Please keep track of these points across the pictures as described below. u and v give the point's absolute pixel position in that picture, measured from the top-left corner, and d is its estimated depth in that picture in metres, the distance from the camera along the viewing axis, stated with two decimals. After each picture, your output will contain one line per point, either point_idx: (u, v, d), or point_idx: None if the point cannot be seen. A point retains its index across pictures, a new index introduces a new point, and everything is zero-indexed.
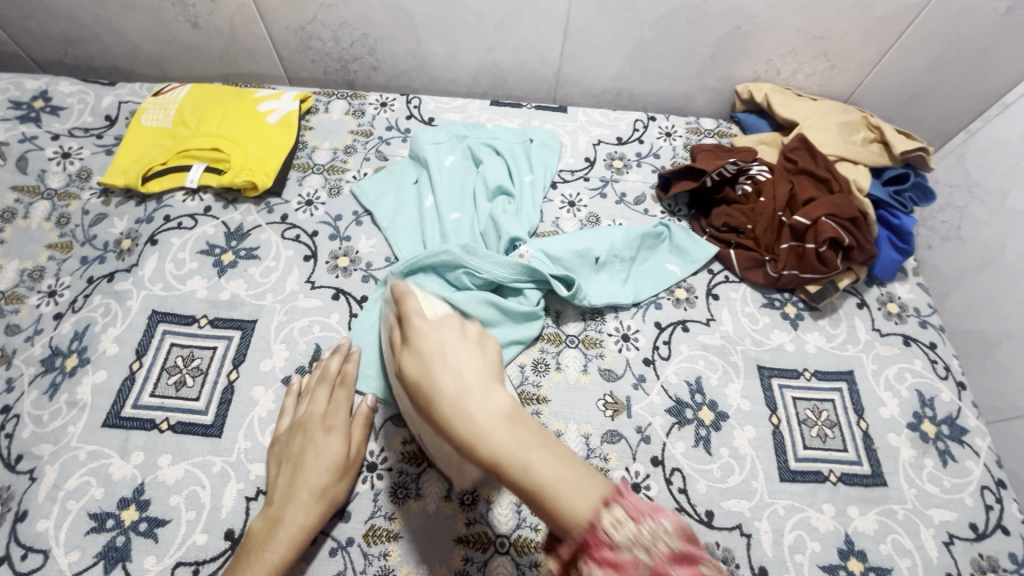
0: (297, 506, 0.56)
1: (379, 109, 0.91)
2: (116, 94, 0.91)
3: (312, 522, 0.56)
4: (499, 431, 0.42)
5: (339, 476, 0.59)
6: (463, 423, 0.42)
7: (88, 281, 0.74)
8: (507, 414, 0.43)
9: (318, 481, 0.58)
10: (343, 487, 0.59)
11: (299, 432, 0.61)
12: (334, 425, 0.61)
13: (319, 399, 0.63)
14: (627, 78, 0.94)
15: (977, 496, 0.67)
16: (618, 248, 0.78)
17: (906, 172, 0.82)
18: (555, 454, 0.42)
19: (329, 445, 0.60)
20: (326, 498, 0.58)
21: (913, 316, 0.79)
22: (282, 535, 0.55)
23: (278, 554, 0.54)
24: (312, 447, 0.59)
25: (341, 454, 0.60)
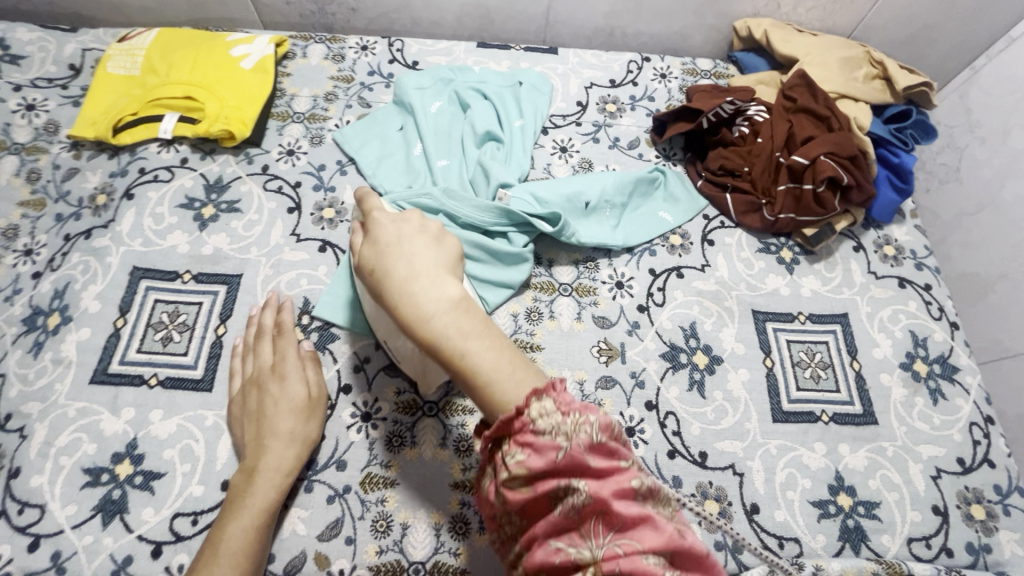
0: (269, 454, 0.56)
1: (359, 52, 0.87)
2: (78, 42, 0.85)
3: (289, 464, 0.57)
4: (450, 311, 0.40)
5: (306, 416, 0.59)
6: (424, 318, 0.40)
7: (65, 238, 0.71)
8: (454, 301, 0.41)
9: (285, 426, 0.58)
10: (312, 426, 0.60)
11: (253, 388, 0.60)
12: (285, 371, 0.61)
13: (265, 352, 0.62)
14: (620, 16, 0.89)
15: (966, 432, 0.68)
16: (610, 193, 0.76)
17: (908, 110, 0.79)
18: (498, 347, 0.41)
19: (286, 390, 0.60)
20: (297, 439, 0.58)
21: (909, 258, 0.79)
22: (260, 483, 0.55)
23: (263, 500, 0.54)
24: (269, 397, 0.59)
25: (301, 395, 0.60)
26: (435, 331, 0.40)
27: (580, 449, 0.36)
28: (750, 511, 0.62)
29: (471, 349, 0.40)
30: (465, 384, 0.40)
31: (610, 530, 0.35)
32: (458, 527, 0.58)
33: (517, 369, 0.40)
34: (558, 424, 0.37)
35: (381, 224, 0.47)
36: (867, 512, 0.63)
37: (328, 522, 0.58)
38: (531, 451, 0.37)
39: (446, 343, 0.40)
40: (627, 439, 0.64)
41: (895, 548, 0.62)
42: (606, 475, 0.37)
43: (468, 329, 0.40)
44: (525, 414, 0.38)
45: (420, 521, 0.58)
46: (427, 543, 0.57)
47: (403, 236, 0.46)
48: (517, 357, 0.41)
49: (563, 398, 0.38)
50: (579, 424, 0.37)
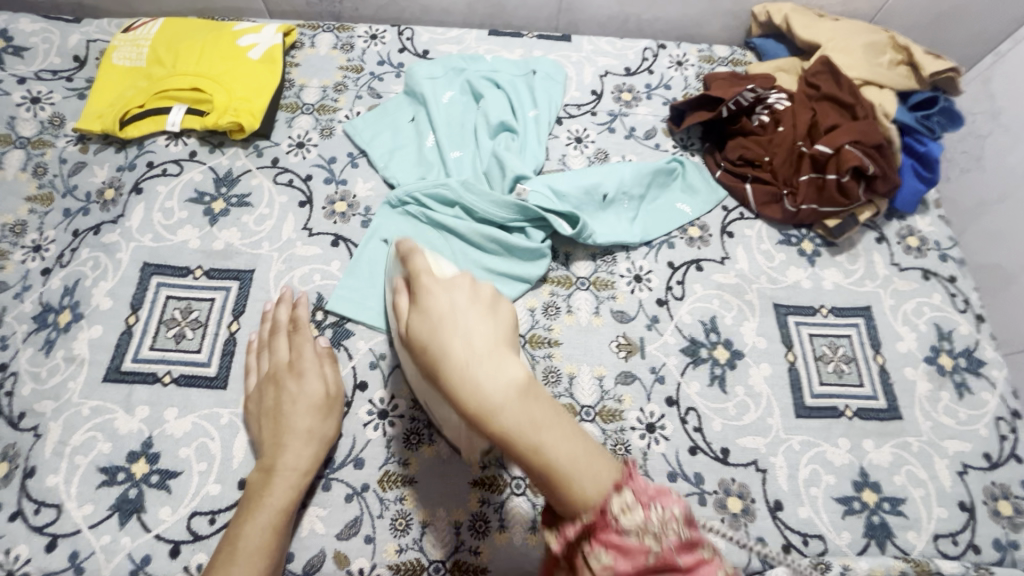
0: (287, 452, 0.56)
1: (369, 41, 0.85)
2: (82, 32, 0.84)
3: (307, 463, 0.56)
4: (521, 408, 0.35)
5: (323, 414, 0.58)
6: (498, 413, 0.34)
7: (74, 234, 0.70)
8: (520, 388, 0.35)
9: (303, 424, 0.57)
10: (330, 424, 0.59)
11: (270, 385, 0.59)
12: (303, 368, 0.60)
13: (281, 348, 0.61)
14: (636, 2, 0.87)
15: (992, 427, 0.67)
16: (628, 185, 0.74)
17: (935, 96, 0.77)
18: (571, 436, 0.36)
19: (304, 388, 0.59)
20: (315, 438, 0.57)
21: (933, 249, 0.77)
22: (278, 482, 0.54)
23: (280, 499, 0.54)
24: (287, 394, 0.58)
25: (318, 393, 0.59)
26: (508, 429, 0.34)
27: (671, 549, 0.34)
28: (773, 508, 0.61)
29: (546, 442, 0.35)
30: (539, 480, 0.36)
31: (619, 496, 0.36)
32: (478, 525, 0.57)
33: (592, 460, 0.36)
34: (643, 523, 0.35)
35: (430, 292, 0.40)
36: (892, 508, 0.62)
37: (347, 521, 0.57)
38: (616, 553, 0.34)
39: (518, 441, 0.34)
40: (647, 435, 0.63)
41: (921, 545, 0.61)
42: (695, 571, 0.34)
43: (540, 419, 0.35)
44: (608, 513, 0.35)
45: (440, 520, 0.57)
46: (447, 542, 0.57)
47: (458, 307, 0.38)
48: (591, 446, 0.37)
49: (642, 491, 0.36)
50: (666, 521, 0.36)
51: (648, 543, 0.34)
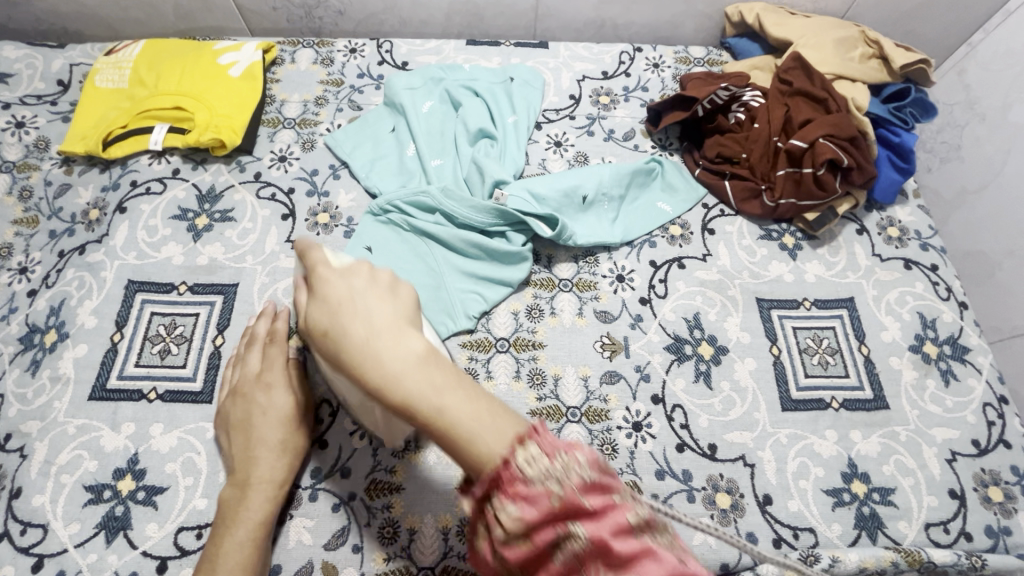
0: (262, 466, 0.56)
1: (348, 55, 0.86)
2: (66, 57, 0.85)
3: (282, 474, 0.56)
4: (417, 371, 0.37)
5: (296, 425, 0.58)
6: (396, 380, 0.36)
7: (59, 254, 0.71)
8: (420, 355, 0.38)
9: (276, 437, 0.57)
10: (304, 435, 0.59)
11: (239, 398, 0.59)
12: (272, 380, 0.59)
13: (251, 361, 0.61)
14: (610, 7, 0.88)
15: (980, 413, 0.67)
16: (607, 187, 0.75)
17: (907, 88, 0.78)
18: (474, 396, 0.37)
19: (273, 400, 0.58)
20: (288, 450, 0.57)
21: (914, 239, 0.77)
22: (253, 495, 0.54)
23: (257, 514, 0.54)
24: (257, 407, 0.58)
25: (288, 404, 0.58)
26: (406, 394, 0.36)
27: (574, 491, 0.33)
28: (763, 502, 0.61)
29: (447, 403, 0.36)
30: (446, 446, 0.36)
31: (523, 450, 0.34)
32: (467, 530, 0.57)
33: (498, 417, 0.36)
34: (547, 471, 0.33)
35: (327, 280, 0.44)
36: (882, 498, 0.62)
37: (334, 530, 0.57)
38: (523, 504, 0.33)
39: (418, 403, 0.36)
40: (634, 434, 0.63)
41: (912, 534, 0.60)
42: (605, 515, 0.33)
43: (441, 382, 0.37)
44: (512, 464, 0.33)
45: (428, 526, 0.57)
46: (435, 547, 0.57)
47: (355, 290, 0.42)
48: (495, 406, 0.37)
49: (547, 443, 0.34)
50: (570, 468, 0.33)
51: (551, 489, 0.32)
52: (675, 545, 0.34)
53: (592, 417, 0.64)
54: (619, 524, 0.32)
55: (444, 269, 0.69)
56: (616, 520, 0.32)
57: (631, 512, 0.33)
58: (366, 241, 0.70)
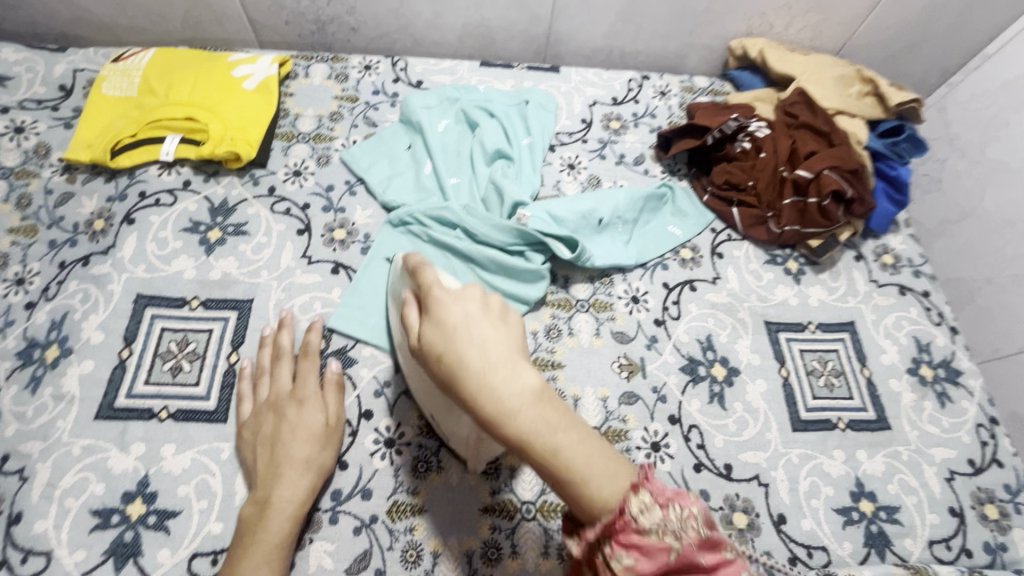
0: (286, 483, 0.54)
1: (363, 72, 0.86)
2: (69, 62, 0.83)
3: (303, 494, 0.54)
4: (530, 410, 0.38)
5: (323, 443, 0.57)
6: (512, 417, 0.38)
7: (61, 266, 0.68)
8: (535, 392, 0.39)
9: (301, 453, 0.55)
10: (328, 454, 0.57)
11: (268, 412, 0.58)
12: (304, 396, 0.59)
13: (283, 376, 0.61)
14: (620, 36, 0.91)
15: (973, 433, 0.70)
16: (621, 210, 0.77)
17: (902, 125, 0.82)
18: (585, 439, 0.40)
19: (303, 416, 0.58)
20: (312, 468, 0.56)
21: (907, 266, 0.82)
22: (274, 515, 0.53)
23: (276, 534, 0.52)
24: (286, 423, 0.57)
25: (318, 422, 0.58)
26: (522, 432, 0.38)
27: (692, 548, 0.36)
28: (778, 521, 0.62)
29: (561, 442, 0.38)
30: (558, 484, 0.39)
31: (638, 498, 0.38)
32: (490, 552, 0.57)
33: (609, 461, 0.39)
34: (662, 522, 0.37)
35: (441, 301, 0.43)
36: (888, 517, 0.64)
37: (356, 554, 0.56)
38: (638, 553, 0.36)
39: (535, 441, 0.38)
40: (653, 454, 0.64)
41: (917, 552, 0.63)
42: (717, 571, 0.36)
43: (555, 421, 0.39)
44: (627, 514, 0.37)
45: (451, 549, 0.57)
46: (459, 571, 0.56)
47: (471, 317, 0.42)
48: (606, 449, 0.40)
49: (659, 494, 0.38)
50: (685, 520, 0.37)
51: (669, 542, 0.36)
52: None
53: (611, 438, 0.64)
54: None
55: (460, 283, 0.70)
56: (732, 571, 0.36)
57: (739, 565, 0.37)
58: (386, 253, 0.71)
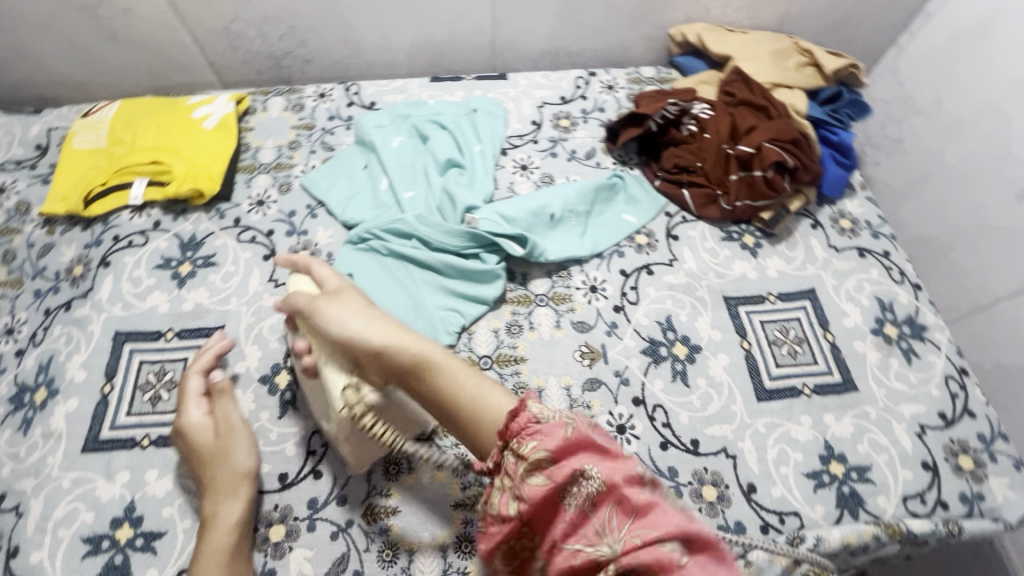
0: (222, 497, 0.57)
1: (318, 100, 0.90)
2: (43, 122, 0.88)
3: (237, 499, 0.57)
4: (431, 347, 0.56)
5: (228, 451, 0.60)
6: (421, 353, 0.55)
7: (46, 312, 0.72)
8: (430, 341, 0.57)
9: (211, 471, 0.58)
10: (249, 458, 0.61)
11: (179, 447, 0.62)
12: (191, 419, 0.62)
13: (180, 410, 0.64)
14: (563, 36, 0.94)
15: (943, 386, 0.70)
16: (573, 203, 0.79)
17: (840, 90, 0.85)
18: (474, 376, 0.53)
19: (196, 439, 0.60)
20: (234, 475, 0.59)
21: (865, 229, 0.82)
22: (212, 525, 0.56)
23: (222, 542, 0.54)
24: (189, 451, 0.60)
25: (210, 438, 0.60)
26: (429, 363, 0.54)
27: (585, 433, 0.44)
28: (748, 491, 0.63)
29: (458, 374, 0.53)
30: (464, 409, 0.51)
31: (537, 405, 0.46)
32: (464, 546, 0.59)
33: (492, 391, 0.52)
34: (560, 417, 0.45)
35: (338, 301, 0.60)
36: (860, 477, 0.64)
37: (334, 558, 0.58)
38: (541, 438, 0.43)
39: (440, 371, 0.54)
40: (618, 437, 0.65)
41: (892, 509, 0.63)
42: (615, 462, 0.42)
43: (450, 356, 0.56)
44: (526, 416, 0.45)
45: (426, 544, 0.59)
46: (435, 565, 0.58)
47: (362, 304, 0.60)
48: (486, 380, 0.54)
49: (557, 406, 0.46)
50: (579, 424, 0.45)
51: (565, 424, 0.44)
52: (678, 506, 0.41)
53: None
54: (629, 473, 0.41)
55: (422, 291, 0.72)
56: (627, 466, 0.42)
57: (637, 465, 0.42)
58: (347, 268, 0.73)
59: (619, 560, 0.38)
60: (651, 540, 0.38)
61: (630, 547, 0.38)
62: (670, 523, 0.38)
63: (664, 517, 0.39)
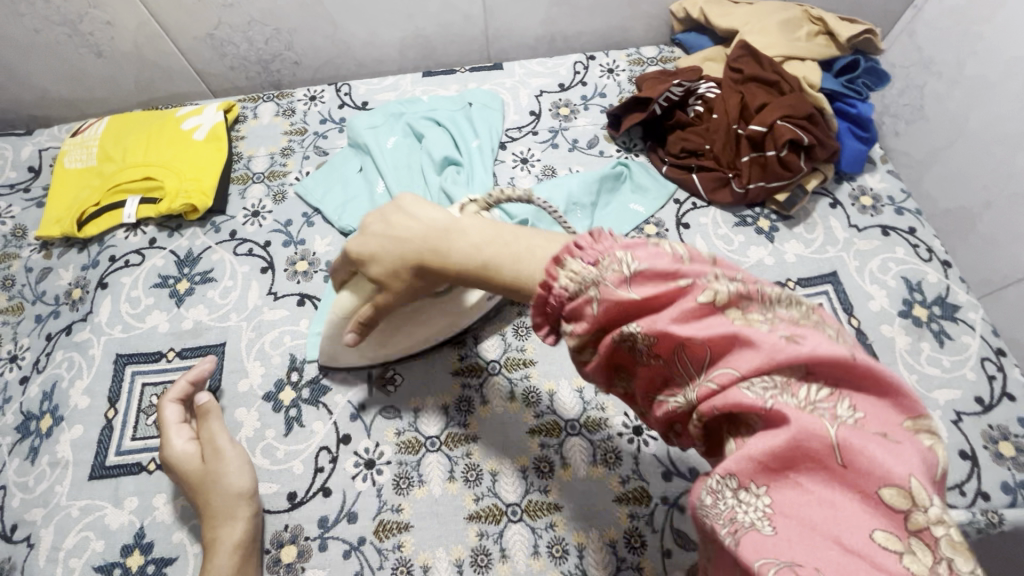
0: (221, 521, 0.56)
1: (309, 104, 0.87)
2: (35, 143, 0.87)
3: (235, 521, 0.56)
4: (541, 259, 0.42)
5: (217, 475, 0.58)
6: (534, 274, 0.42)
7: (47, 338, 0.71)
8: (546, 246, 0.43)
9: (206, 498, 0.57)
10: (244, 478, 0.58)
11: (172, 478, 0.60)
12: (176, 447, 0.59)
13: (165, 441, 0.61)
14: (558, 20, 0.90)
15: (979, 369, 0.66)
16: (577, 195, 0.76)
17: (857, 59, 0.79)
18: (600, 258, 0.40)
19: (183, 467, 0.58)
20: (229, 498, 0.57)
21: (888, 205, 0.78)
22: (215, 552, 0.54)
23: (226, 565, 0.53)
24: (180, 480, 0.58)
25: (199, 465, 0.58)
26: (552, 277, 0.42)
27: (614, 289, 0.35)
28: None
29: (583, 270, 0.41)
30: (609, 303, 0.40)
31: (564, 272, 0.38)
32: (480, 559, 0.57)
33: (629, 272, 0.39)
34: (584, 279, 0.37)
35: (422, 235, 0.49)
36: None
37: None
38: (578, 322, 0.38)
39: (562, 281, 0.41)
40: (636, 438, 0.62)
41: None
42: (661, 304, 0.34)
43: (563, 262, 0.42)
44: (556, 287, 0.38)
45: (440, 560, 0.57)
46: None
47: (451, 228, 0.48)
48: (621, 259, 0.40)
49: (589, 253, 0.37)
50: (610, 267, 0.36)
51: (590, 296, 0.36)
52: (773, 321, 0.32)
53: (591, 427, 0.63)
54: (682, 308, 0.33)
55: None
56: (681, 307, 0.33)
57: (698, 289, 0.33)
58: None
59: (700, 410, 0.33)
60: (731, 384, 0.32)
61: (708, 395, 0.33)
62: (752, 358, 0.31)
63: (749, 353, 0.31)
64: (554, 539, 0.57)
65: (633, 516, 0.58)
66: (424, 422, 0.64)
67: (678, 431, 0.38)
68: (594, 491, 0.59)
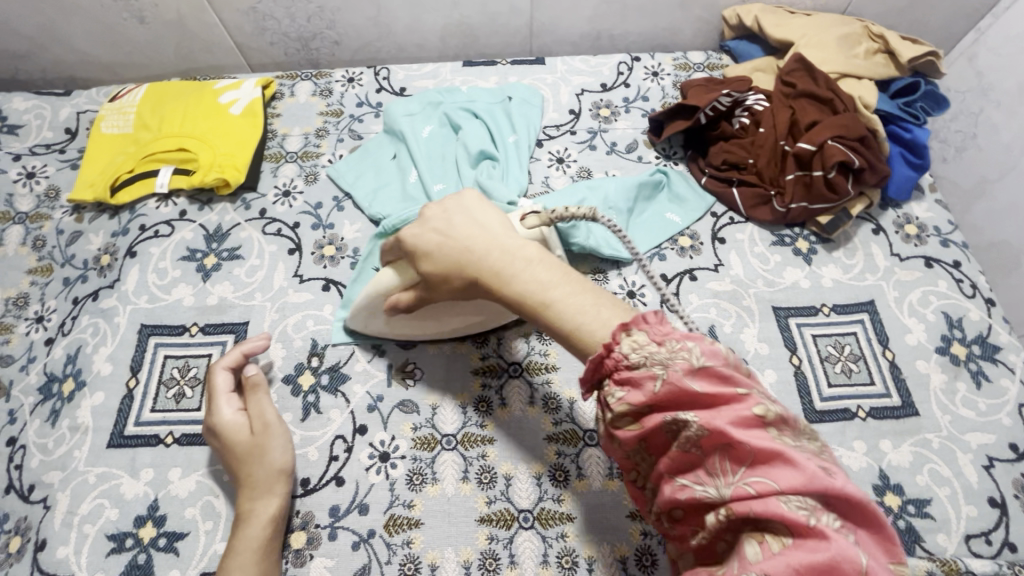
0: (257, 494, 0.56)
1: (346, 85, 0.86)
2: (73, 105, 0.87)
3: (271, 496, 0.56)
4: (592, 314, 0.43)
5: (264, 448, 0.58)
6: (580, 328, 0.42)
7: (74, 301, 0.72)
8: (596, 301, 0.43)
9: (247, 468, 0.57)
10: (285, 455, 0.59)
11: (214, 442, 0.59)
12: (227, 412, 0.60)
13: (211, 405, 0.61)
14: (605, 18, 0.87)
15: (1015, 415, 0.64)
16: (614, 199, 0.73)
17: (917, 81, 0.77)
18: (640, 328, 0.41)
19: (231, 434, 0.59)
20: (269, 473, 0.57)
21: (933, 235, 0.75)
22: (247, 523, 0.55)
23: (257, 538, 0.54)
24: (223, 447, 0.58)
25: (245, 435, 0.58)
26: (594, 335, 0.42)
27: (680, 375, 0.36)
28: None
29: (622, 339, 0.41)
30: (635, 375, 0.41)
31: (631, 338, 0.39)
32: (488, 563, 0.56)
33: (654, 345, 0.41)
34: (651, 355, 0.38)
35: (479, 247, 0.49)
36: (918, 511, 0.59)
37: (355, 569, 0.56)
38: (630, 389, 0.38)
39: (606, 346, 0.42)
40: None
41: (952, 547, 0.58)
42: (720, 403, 0.36)
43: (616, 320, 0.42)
44: (617, 352, 0.39)
45: (449, 560, 0.57)
46: None
47: (516, 254, 0.47)
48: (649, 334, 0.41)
49: (657, 333, 0.39)
50: (677, 353, 0.37)
51: (655, 371, 0.37)
52: (806, 449, 0.35)
53: None
54: (738, 414, 0.35)
55: None
56: (739, 412, 0.35)
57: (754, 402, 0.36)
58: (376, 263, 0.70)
59: (731, 507, 0.34)
60: (768, 493, 0.33)
61: (743, 497, 0.34)
62: (794, 475, 0.33)
63: (789, 471, 0.33)
64: (564, 550, 0.57)
65: (646, 534, 0.57)
66: (441, 419, 0.63)
67: (678, 515, 0.39)
68: (608, 505, 0.58)
